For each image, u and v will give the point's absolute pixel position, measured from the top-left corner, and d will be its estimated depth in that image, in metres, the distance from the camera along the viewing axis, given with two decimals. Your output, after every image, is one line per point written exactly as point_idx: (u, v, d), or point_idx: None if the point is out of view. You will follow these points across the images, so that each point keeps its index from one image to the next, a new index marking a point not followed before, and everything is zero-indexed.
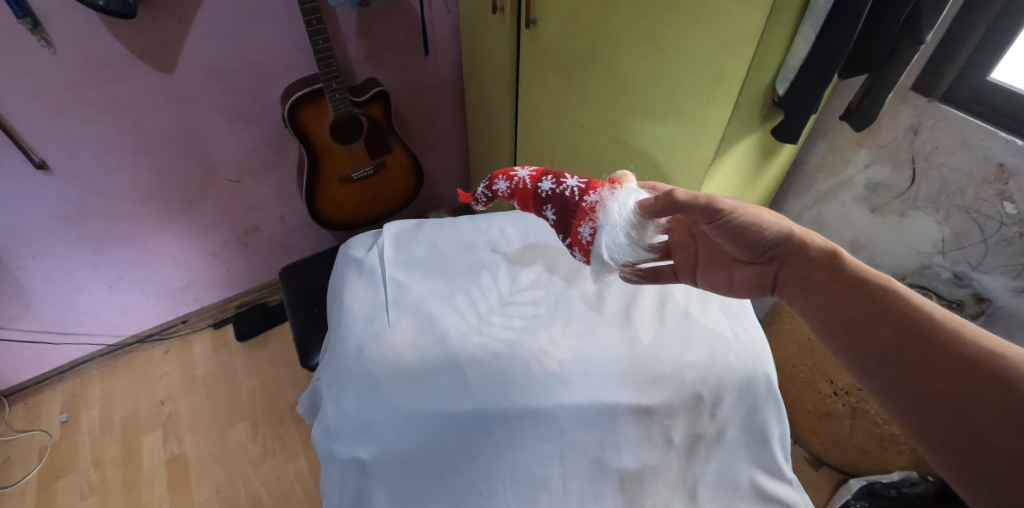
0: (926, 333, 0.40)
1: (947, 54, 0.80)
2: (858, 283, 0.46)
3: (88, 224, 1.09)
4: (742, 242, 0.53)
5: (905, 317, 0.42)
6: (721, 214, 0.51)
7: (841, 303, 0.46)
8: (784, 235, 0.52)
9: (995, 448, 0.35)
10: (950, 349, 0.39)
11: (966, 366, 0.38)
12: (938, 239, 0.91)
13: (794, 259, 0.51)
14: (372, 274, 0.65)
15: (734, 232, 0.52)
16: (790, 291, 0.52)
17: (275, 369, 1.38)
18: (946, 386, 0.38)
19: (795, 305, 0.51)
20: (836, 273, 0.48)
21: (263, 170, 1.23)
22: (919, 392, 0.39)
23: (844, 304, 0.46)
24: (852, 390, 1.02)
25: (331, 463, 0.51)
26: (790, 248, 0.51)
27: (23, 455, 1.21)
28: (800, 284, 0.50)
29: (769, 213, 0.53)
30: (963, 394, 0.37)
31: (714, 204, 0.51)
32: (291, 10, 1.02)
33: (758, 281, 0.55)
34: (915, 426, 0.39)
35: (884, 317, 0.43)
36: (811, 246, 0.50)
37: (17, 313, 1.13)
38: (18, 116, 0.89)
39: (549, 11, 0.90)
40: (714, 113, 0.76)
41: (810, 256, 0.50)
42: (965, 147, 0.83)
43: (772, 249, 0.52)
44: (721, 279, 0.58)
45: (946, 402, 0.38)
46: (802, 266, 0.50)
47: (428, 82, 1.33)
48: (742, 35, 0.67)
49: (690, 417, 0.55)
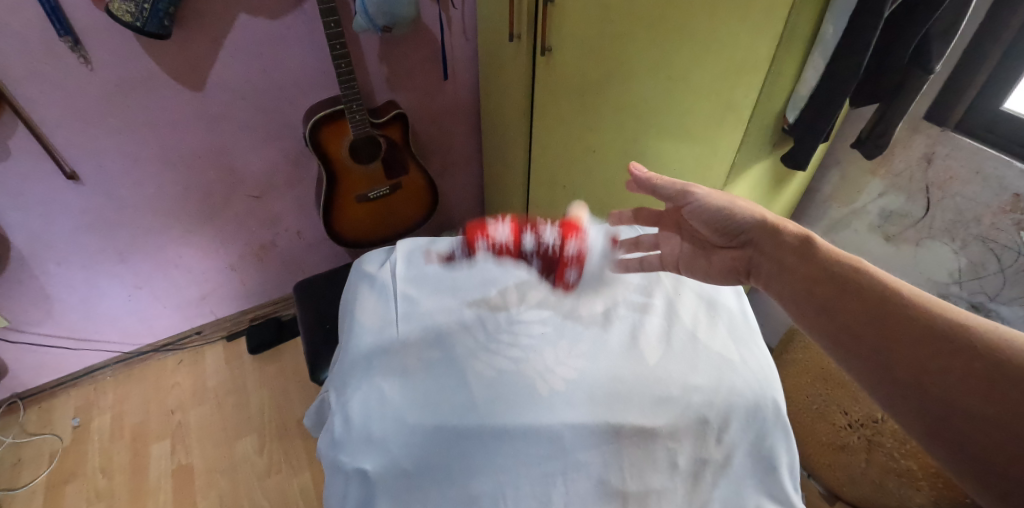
0: (895, 307, 0.41)
1: (958, 86, 0.81)
2: (827, 265, 0.48)
3: (112, 233, 1.12)
4: (717, 225, 0.59)
5: (877, 296, 0.43)
6: (697, 198, 0.59)
7: (812, 289, 0.47)
8: (757, 221, 0.56)
9: (980, 421, 0.35)
10: (926, 326, 0.39)
11: (930, 333, 0.39)
12: (954, 269, 0.90)
13: (762, 242, 0.55)
14: (384, 288, 0.66)
15: (707, 213, 0.59)
16: (766, 274, 0.54)
17: (285, 384, 1.39)
18: (934, 364, 0.38)
19: (771, 288, 0.53)
20: (809, 258, 0.49)
21: (284, 187, 1.27)
22: (895, 372, 0.39)
23: (817, 292, 0.47)
24: (867, 423, 0.99)
25: (336, 473, 0.52)
26: (760, 234, 0.55)
27: (34, 458, 1.23)
28: (774, 269, 0.52)
29: (746, 202, 0.58)
30: (932, 366, 0.38)
31: (690, 192, 0.60)
32: (315, 34, 1.06)
33: (733, 266, 0.59)
34: (896, 405, 0.39)
35: (854, 297, 0.44)
36: (783, 233, 0.53)
37: (38, 317, 1.16)
38: (53, 129, 0.93)
39: (561, 39, 0.92)
40: (726, 134, 0.81)
41: (777, 243, 0.53)
42: (980, 176, 0.82)
43: (745, 232, 0.56)
44: (701, 265, 0.64)
45: (915, 375, 0.38)
46: (771, 253, 0.53)
47: (445, 106, 1.37)
48: (750, 65, 0.72)
49: (696, 440, 0.54)
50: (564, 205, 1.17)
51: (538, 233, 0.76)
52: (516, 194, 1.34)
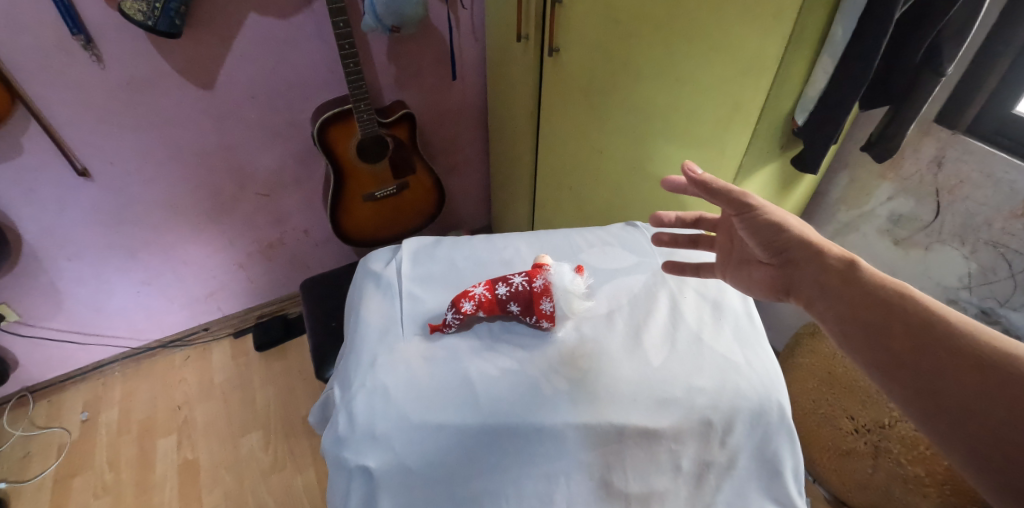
0: (947, 339, 0.38)
1: (969, 90, 0.80)
2: (874, 292, 0.44)
3: (121, 230, 1.14)
4: (761, 242, 0.53)
5: (921, 322, 0.40)
6: (750, 209, 0.52)
7: (857, 316, 0.44)
8: (805, 241, 0.50)
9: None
10: (973, 357, 0.37)
11: (986, 374, 0.36)
12: (964, 274, 0.90)
13: (807, 263, 0.49)
14: (389, 287, 0.66)
15: (756, 227, 0.53)
16: (809, 296, 0.49)
17: (290, 381, 1.40)
18: (981, 393, 0.35)
19: (811, 311, 0.48)
20: (854, 284, 0.45)
21: (291, 185, 1.28)
22: (937, 399, 0.37)
23: (863, 317, 0.43)
24: (874, 428, 0.98)
25: (339, 471, 0.52)
26: (805, 255, 0.50)
27: (42, 451, 1.24)
28: (814, 292, 0.48)
29: (796, 219, 0.52)
30: (984, 402, 0.35)
31: (745, 201, 0.52)
32: (324, 34, 1.07)
33: (772, 283, 0.54)
34: (944, 444, 0.36)
35: (903, 326, 0.41)
36: (829, 255, 0.48)
37: (48, 311, 1.18)
38: (64, 126, 0.94)
39: (570, 40, 0.94)
40: (733, 138, 0.76)
41: (818, 266, 0.48)
42: (991, 181, 0.81)
43: (788, 251, 0.51)
44: (742, 278, 0.59)
45: (963, 409, 0.36)
46: (810, 276, 0.49)
47: (452, 106, 1.37)
48: (758, 67, 0.68)
49: (700, 443, 0.54)
50: (571, 206, 1.17)
51: (545, 232, 0.76)
52: (524, 193, 1.34)
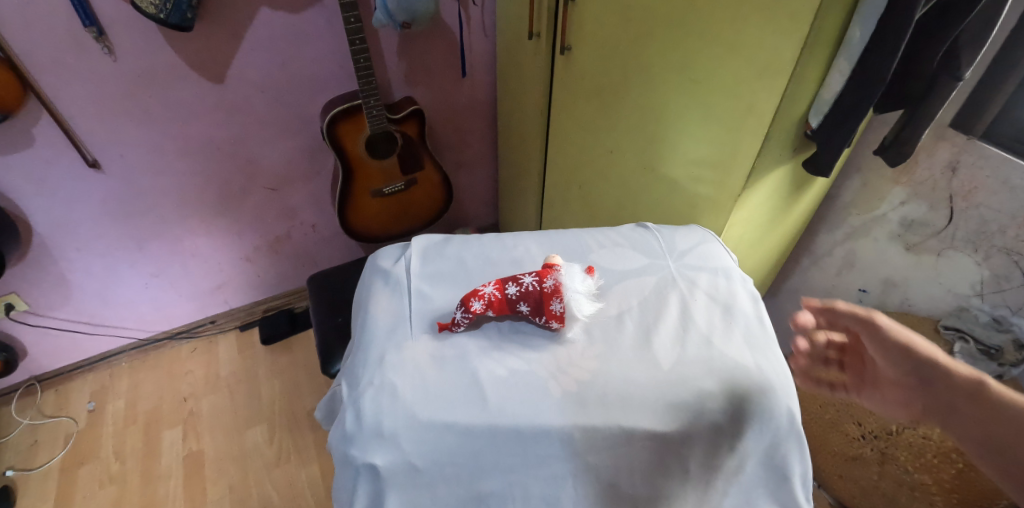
0: None
1: (986, 95, 0.79)
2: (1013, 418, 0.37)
3: (130, 221, 1.14)
4: (892, 364, 0.47)
5: None
6: (878, 330, 0.48)
7: (1010, 463, 0.35)
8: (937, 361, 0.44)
9: None
10: None
11: None
12: (977, 281, 0.89)
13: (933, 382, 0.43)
14: (398, 285, 0.66)
15: (883, 346, 0.48)
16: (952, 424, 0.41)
17: (296, 375, 1.40)
18: None
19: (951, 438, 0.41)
20: (1004, 420, 0.37)
21: (300, 180, 1.28)
22: None
23: (1017, 466, 0.35)
24: (881, 435, 0.97)
25: (346, 467, 0.52)
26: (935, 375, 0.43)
27: (50, 440, 1.25)
28: (959, 427, 0.40)
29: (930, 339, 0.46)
30: None
31: (872, 322, 0.49)
32: (335, 29, 1.07)
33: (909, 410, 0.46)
34: None
35: None
36: (957, 372, 0.42)
37: (57, 301, 1.19)
38: (76, 117, 0.95)
39: (583, 37, 0.93)
40: (746, 140, 0.74)
41: (961, 395, 0.40)
42: (1006, 187, 0.80)
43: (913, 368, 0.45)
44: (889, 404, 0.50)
45: None
46: (950, 406, 0.41)
47: (461, 103, 1.37)
48: (772, 68, 0.66)
49: (709, 447, 0.54)
50: (580, 206, 1.17)
51: (555, 232, 0.76)
52: (532, 191, 1.34)
